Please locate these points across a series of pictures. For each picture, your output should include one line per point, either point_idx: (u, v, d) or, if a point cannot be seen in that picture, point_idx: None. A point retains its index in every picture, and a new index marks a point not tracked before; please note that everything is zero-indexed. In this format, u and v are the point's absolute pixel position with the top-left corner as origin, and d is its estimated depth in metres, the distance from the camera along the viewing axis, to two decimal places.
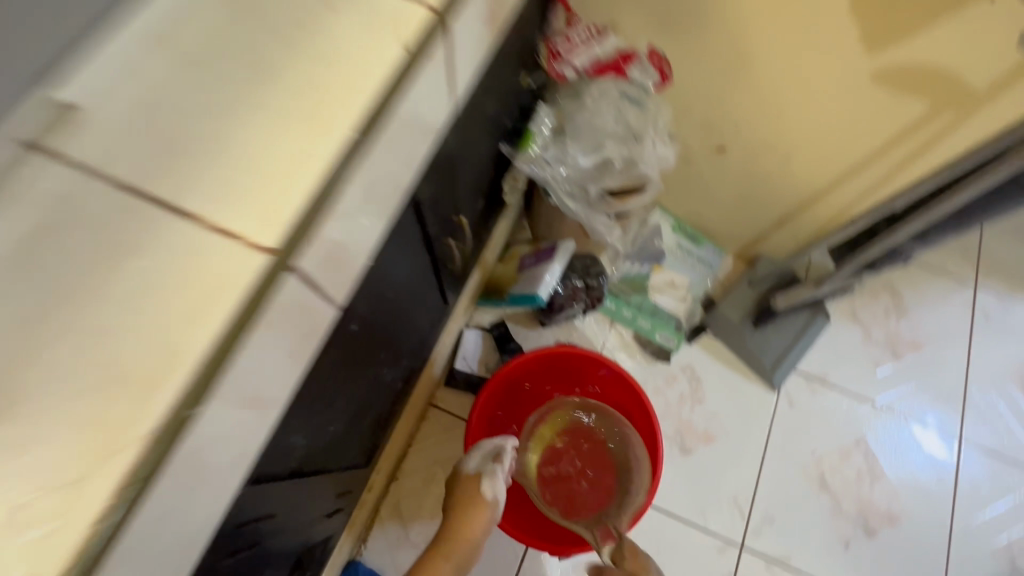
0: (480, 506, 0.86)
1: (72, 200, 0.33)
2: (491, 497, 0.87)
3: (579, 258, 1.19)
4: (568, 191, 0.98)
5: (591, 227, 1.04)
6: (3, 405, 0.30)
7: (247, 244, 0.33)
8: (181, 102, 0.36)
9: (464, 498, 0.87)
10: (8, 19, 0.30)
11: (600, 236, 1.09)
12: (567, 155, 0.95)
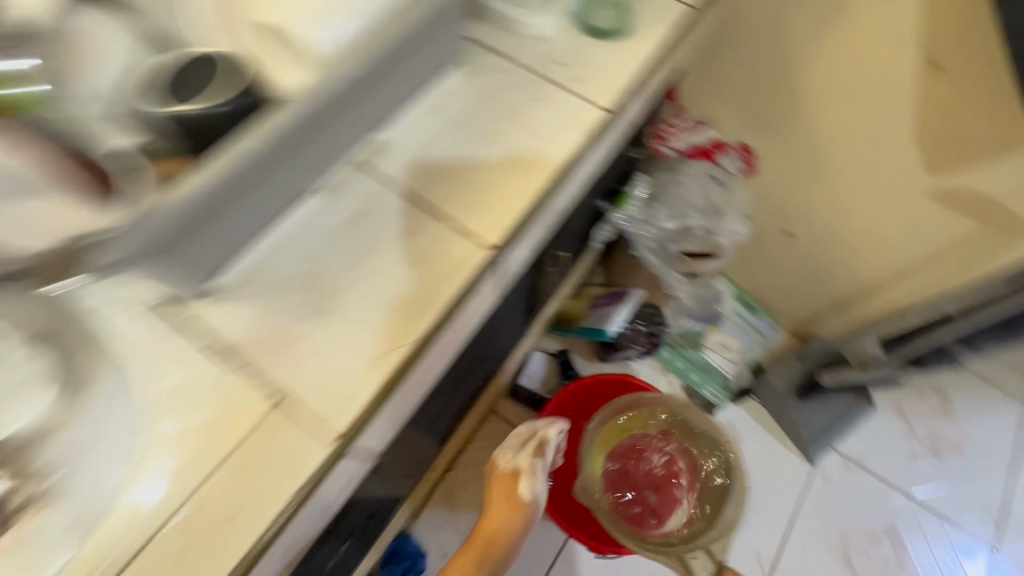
0: (519, 505, 0.77)
1: (377, 199, 0.55)
2: (531, 497, 0.79)
3: (647, 306, 1.34)
4: (651, 247, 1.17)
5: (664, 279, 1.22)
6: (332, 312, 0.50)
7: (476, 243, 0.53)
8: (443, 151, 0.58)
9: (500, 501, 0.78)
10: (378, 95, 0.53)
11: (671, 288, 1.26)
12: (655, 219, 1.13)
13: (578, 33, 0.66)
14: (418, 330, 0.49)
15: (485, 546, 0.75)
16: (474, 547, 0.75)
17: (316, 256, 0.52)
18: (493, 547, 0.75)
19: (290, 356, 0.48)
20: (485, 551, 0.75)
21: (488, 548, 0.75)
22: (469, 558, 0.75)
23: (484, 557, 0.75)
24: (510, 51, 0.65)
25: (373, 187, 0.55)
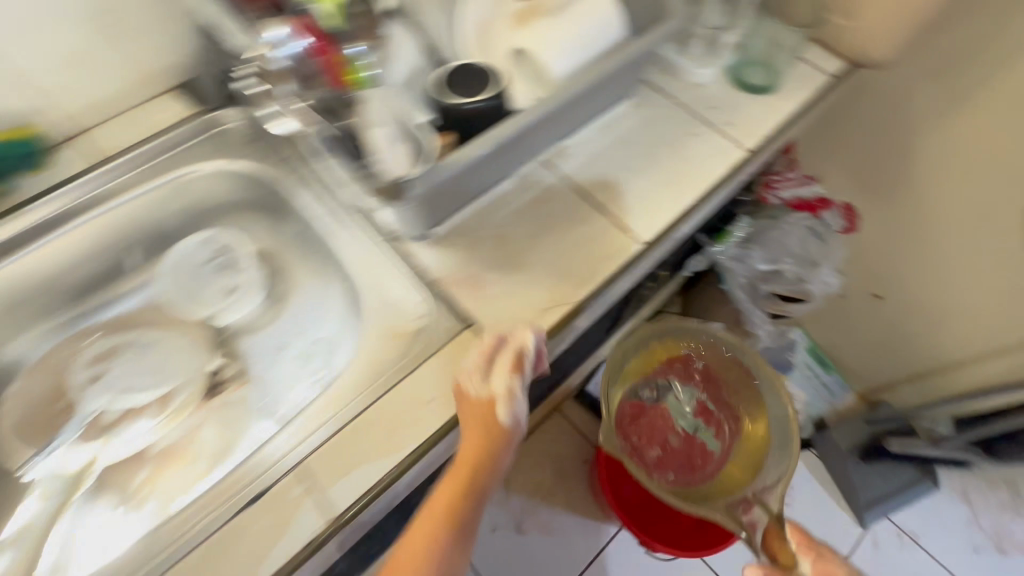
0: (491, 398, 0.54)
1: (556, 190, 0.70)
2: (512, 421, 0.56)
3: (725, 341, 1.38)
4: (741, 284, 1.22)
5: (748, 316, 1.27)
6: (515, 269, 0.64)
7: (632, 237, 0.66)
8: (611, 163, 0.72)
9: (474, 411, 0.54)
10: (577, 112, 0.68)
11: (750, 326, 1.31)
12: (751, 257, 1.18)
13: (731, 86, 0.79)
14: (581, 293, 0.62)
15: (467, 470, 0.53)
16: (454, 473, 0.54)
17: (506, 225, 0.67)
18: (478, 464, 0.53)
19: (482, 294, 0.62)
20: (470, 472, 0.53)
21: (477, 466, 0.53)
22: (444, 497, 0.53)
23: (468, 479, 0.53)
24: (671, 92, 0.79)
25: (554, 181, 0.70)
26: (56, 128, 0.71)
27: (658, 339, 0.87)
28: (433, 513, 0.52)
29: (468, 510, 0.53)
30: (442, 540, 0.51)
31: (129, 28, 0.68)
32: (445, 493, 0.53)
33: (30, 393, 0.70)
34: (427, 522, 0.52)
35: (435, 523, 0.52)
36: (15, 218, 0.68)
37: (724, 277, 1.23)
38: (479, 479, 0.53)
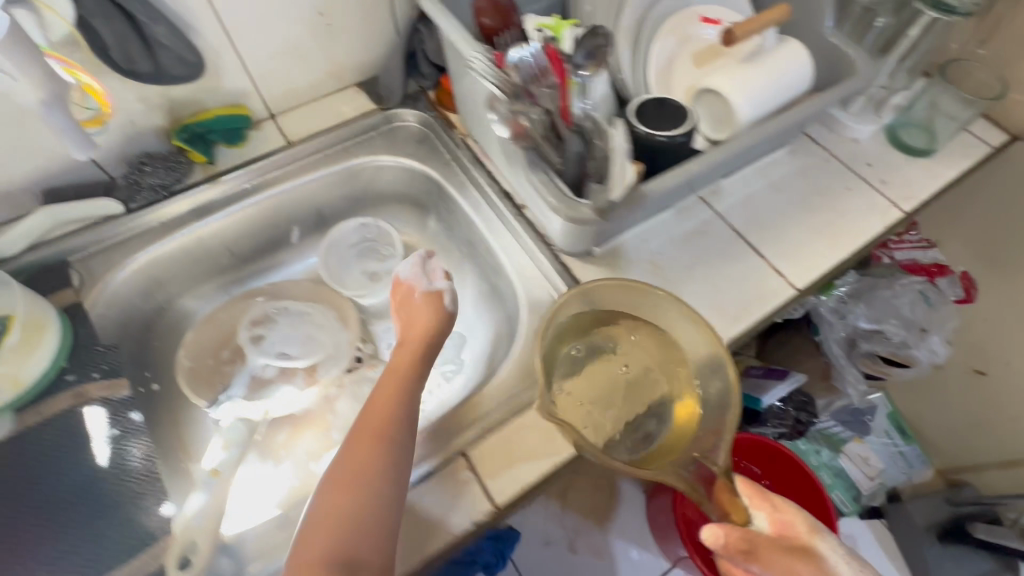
0: (440, 307, 0.62)
1: (711, 225, 0.71)
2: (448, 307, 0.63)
3: (801, 393, 1.34)
4: (837, 339, 1.19)
5: (840, 374, 1.23)
6: (669, 295, 0.66)
7: (788, 282, 0.67)
8: (766, 205, 0.74)
9: (419, 331, 0.60)
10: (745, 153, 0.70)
11: (843, 385, 1.26)
12: (852, 314, 1.15)
13: (890, 146, 0.80)
14: (734, 330, 0.64)
15: (398, 379, 0.55)
16: (368, 418, 0.51)
17: (662, 253, 0.69)
18: (412, 365, 0.57)
19: None
20: (395, 390, 0.53)
21: (420, 368, 0.57)
22: (376, 404, 0.52)
23: (400, 380, 0.55)
24: (827, 144, 0.80)
25: (710, 216, 0.72)
26: (258, 107, 0.78)
27: (582, 308, 0.56)
28: (370, 411, 0.51)
29: (410, 403, 0.53)
30: (379, 437, 0.49)
31: (339, 25, 0.75)
32: (383, 397, 0.53)
33: (199, 342, 0.76)
34: (371, 423, 0.50)
35: (356, 477, 0.46)
36: (213, 183, 0.74)
37: (820, 330, 1.22)
38: (419, 375, 0.56)
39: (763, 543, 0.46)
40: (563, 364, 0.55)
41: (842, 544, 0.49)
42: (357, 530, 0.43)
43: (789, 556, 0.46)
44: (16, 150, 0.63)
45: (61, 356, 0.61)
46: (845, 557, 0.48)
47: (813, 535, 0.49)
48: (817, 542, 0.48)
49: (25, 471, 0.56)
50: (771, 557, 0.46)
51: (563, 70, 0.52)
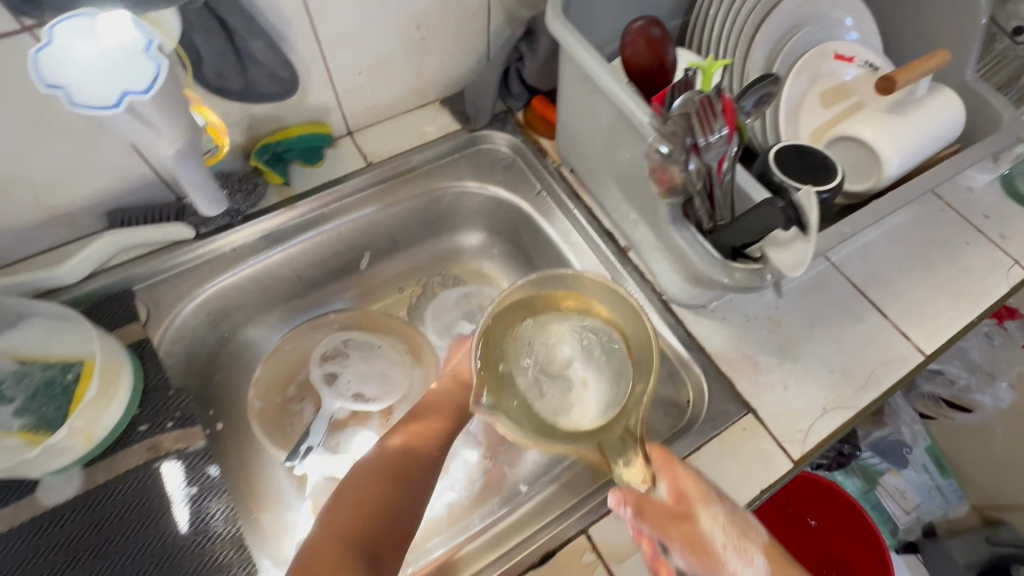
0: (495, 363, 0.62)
1: (829, 278, 0.67)
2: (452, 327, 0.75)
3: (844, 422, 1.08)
4: None
5: (894, 414, 1.07)
6: (792, 355, 0.61)
7: (915, 347, 0.63)
8: (884, 258, 0.69)
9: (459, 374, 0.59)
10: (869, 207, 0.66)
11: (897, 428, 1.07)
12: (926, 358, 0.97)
13: (1007, 197, 0.74)
14: (863, 400, 0.59)
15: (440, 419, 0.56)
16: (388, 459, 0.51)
17: (779, 308, 0.64)
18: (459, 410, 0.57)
19: (762, 380, 0.60)
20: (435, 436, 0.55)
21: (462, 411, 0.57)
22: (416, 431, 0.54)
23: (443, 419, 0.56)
24: (940, 191, 0.75)
25: (825, 268, 0.68)
26: (337, 124, 0.71)
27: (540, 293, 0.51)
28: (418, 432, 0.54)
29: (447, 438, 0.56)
30: (411, 473, 0.50)
31: (433, 40, 0.68)
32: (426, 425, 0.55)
33: (267, 377, 0.70)
34: (405, 456, 0.52)
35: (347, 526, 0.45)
36: (288, 208, 0.68)
37: None
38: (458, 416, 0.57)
39: (650, 511, 0.40)
40: (520, 342, 0.50)
41: (726, 511, 0.42)
42: (382, 532, 0.46)
43: (670, 523, 0.40)
44: (86, 169, 0.57)
45: (134, 403, 0.55)
46: (728, 527, 0.41)
47: (698, 500, 0.42)
48: (696, 508, 0.41)
49: (96, 536, 0.50)
50: (654, 521, 0.40)
51: (733, 119, 0.46)
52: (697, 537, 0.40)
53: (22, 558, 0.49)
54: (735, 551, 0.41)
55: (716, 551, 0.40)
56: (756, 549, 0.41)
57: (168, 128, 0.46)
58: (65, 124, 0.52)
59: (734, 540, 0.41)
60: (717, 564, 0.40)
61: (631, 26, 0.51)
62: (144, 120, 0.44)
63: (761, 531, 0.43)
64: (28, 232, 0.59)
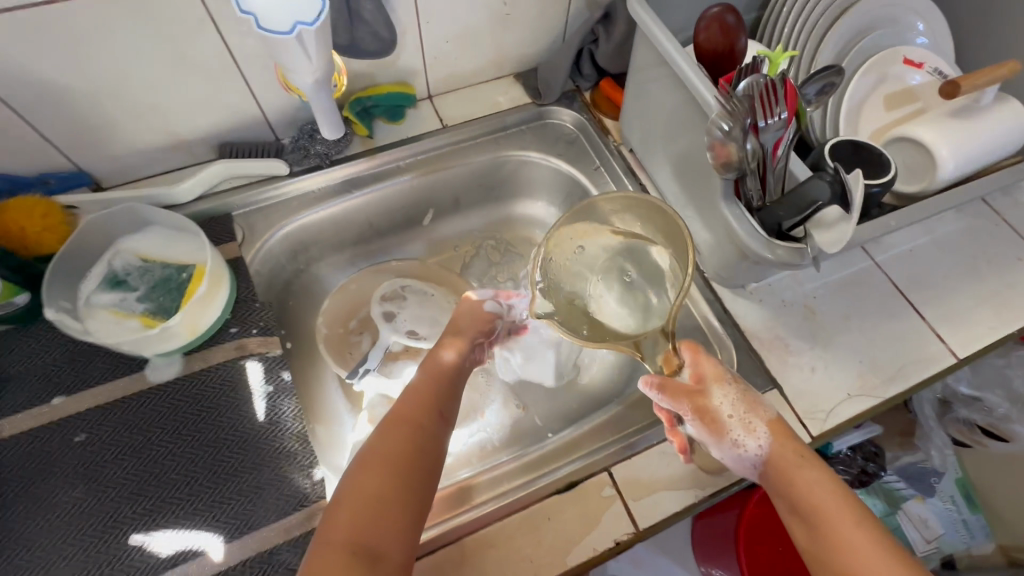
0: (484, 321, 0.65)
1: (871, 276, 0.69)
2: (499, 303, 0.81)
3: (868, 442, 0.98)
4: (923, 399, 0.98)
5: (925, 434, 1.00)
6: (824, 342, 0.64)
7: (949, 350, 0.65)
8: (930, 263, 0.70)
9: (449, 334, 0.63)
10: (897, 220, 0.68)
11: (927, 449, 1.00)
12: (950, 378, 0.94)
13: None
14: (888, 391, 0.62)
15: (425, 395, 0.55)
16: (379, 450, 0.48)
17: (817, 297, 0.67)
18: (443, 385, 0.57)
19: (791, 361, 0.63)
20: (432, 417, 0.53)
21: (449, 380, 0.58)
22: (406, 417, 0.52)
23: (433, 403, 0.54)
24: (999, 206, 0.75)
25: (868, 266, 0.70)
26: (420, 87, 0.78)
27: (587, 223, 0.58)
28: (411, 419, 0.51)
29: (443, 412, 0.54)
30: (416, 466, 0.48)
31: (518, 17, 0.74)
32: (413, 408, 0.53)
33: (333, 308, 0.78)
34: (395, 445, 0.49)
35: (354, 512, 0.44)
36: (369, 157, 0.75)
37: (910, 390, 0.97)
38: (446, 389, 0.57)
39: (673, 389, 0.52)
40: (578, 261, 0.58)
41: (737, 390, 0.53)
42: (385, 526, 0.44)
43: (686, 396, 0.52)
44: (210, 104, 0.65)
45: (228, 308, 0.64)
46: (737, 406, 0.52)
47: (714, 380, 0.53)
48: (709, 386, 0.52)
49: (188, 413, 0.59)
50: (675, 394, 0.52)
51: (790, 105, 0.50)
52: (707, 407, 0.52)
53: (130, 419, 0.58)
54: (739, 420, 0.51)
55: (723, 419, 0.51)
56: (758, 420, 0.51)
57: (315, 59, 0.54)
58: (201, 62, 0.60)
59: (740, 413, 0.52)
60: (721, 428, 0.51)
61: (706, 13, 0.55)
62: (303, 47, 0.52)
63: (768, 410, 0.52)
64: (154, 153, 0.68)
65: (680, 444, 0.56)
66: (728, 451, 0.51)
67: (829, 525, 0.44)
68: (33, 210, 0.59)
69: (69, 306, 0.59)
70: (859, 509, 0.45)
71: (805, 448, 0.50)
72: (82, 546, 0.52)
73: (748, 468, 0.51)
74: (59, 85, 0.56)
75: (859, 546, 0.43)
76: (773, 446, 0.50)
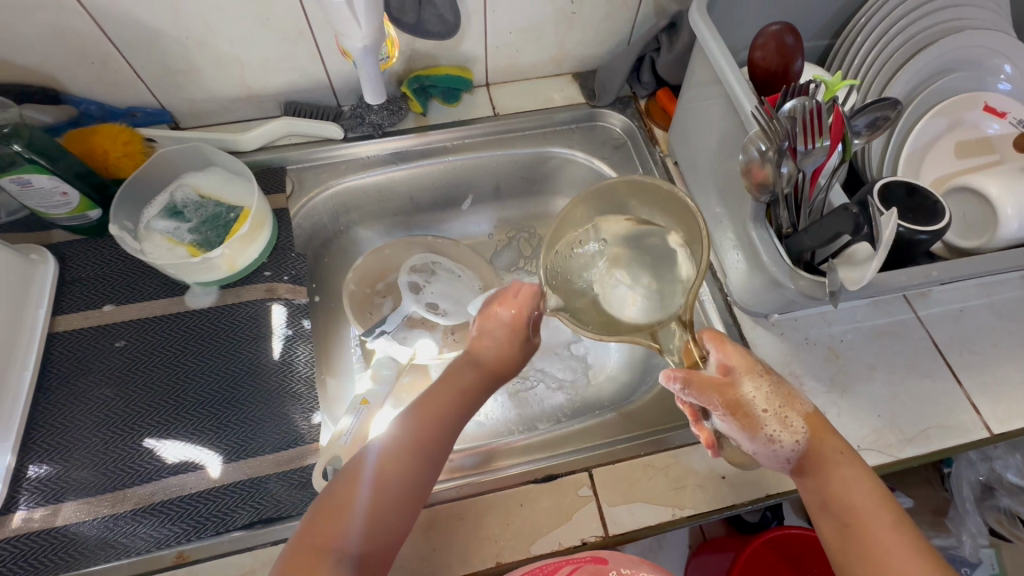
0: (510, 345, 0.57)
1: (909, 329, 0.65)
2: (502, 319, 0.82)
3: None
4: (966, 480, 0.87)
5: (957, 521, 0.88)
6: (842, 388, 0.61)
7: (984, 423, 0.60)
8: (982, 328, 0.65)
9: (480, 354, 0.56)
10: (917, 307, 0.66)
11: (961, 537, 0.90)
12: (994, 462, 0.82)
13: None
14: (902, 452, 0.58)
15: (443, 403, 0.53)
16: (396, 453, 0.49)
17: (844, 340, 0.64)
18: (465, 394, 0.55)
19: None
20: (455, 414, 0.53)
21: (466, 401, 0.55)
22: (426, 424, 0.51)
23: (451, 409, 0.53)
24: None
25: (909, 319, 0.66)
26: (479, 73, 0.81)
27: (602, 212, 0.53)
28: (430, 420, 0.52)
29: (454, 426, 0.53)
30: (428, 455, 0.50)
31: (582, 18, 0.74)
32: (429, 423, 0.51)
33: (363, 270, 0.80)
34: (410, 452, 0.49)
35: (382, 508, 0.46)
36: (420, 133, 0.78)
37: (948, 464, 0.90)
38: (462, 409, 0.54)
39: (702, 380, 0.45)
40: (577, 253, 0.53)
41: (771, 383, 0.47)
42: (405, 514, 0.47)
43: (718, 388, 0.46)
44: (283, 64, 0.71)
45: (265, 253, 0.69)
46: (769, 398, 0.47)
47: (745, 371, 0.47)
48: (740, 377, 0.47)
49: (208, 341, 0.64)
50: (706, 387, 0.45)
51: (837, 131, 0.49)
52: (739, 402, 0.46)
53: (159, 337, 0.63)
54: (774, 415, 0.47)
55: (758, 414, 0.46)
56: (795, 415, 0.47)
57: (364, 24, 0.54)
58: (279, 24, 0.65)
59: (775, 408, 0.47)
60: (755, 423, 0.47)
61: (765, 30, 0.54)
62: (354, 13, 0.52)
63: (805, 404, 0.49)
64: (228, 103, 0.74)
65: (705, 439, 0.50)
66: (762, 447, 0.47)
67: (860, 528, 0.45)
68: (118, 136, 0.65)
69: (131, 227, 0.66)
70: (891, 509, 0.46)
71: (844, 444, 0.48)
72: (104, 439, 0.58)
73: (780, 464, 0.48)
74: (154, 30, 0.63)
75: (890, 549, 0.44)
76: (808, 442, 0.47)
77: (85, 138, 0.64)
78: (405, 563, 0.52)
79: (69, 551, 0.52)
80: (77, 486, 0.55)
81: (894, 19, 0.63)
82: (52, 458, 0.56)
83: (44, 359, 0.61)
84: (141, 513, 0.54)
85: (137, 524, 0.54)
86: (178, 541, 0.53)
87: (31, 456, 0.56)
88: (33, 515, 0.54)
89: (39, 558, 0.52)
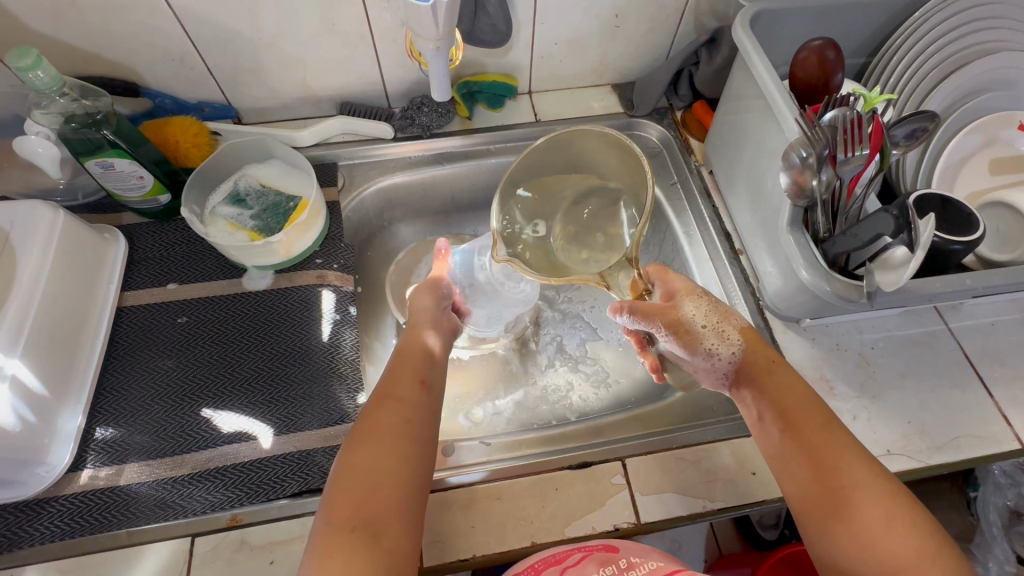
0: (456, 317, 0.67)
1: (941, 340, 0.66)
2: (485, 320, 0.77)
3: None
4: (991, 503, 0.86)
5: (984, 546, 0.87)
6: (873, 394, 0.62)
7: (1016, 434, 0.60)
8: (1014, 342, 0.66)
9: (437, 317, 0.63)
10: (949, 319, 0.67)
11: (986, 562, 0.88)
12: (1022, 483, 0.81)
13: None
14: (932, 458, 0.59)
15: (416, 371, 0.54)
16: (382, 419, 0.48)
17: (874, 348, 0.65)
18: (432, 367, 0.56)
19: (832, 404, 0.62)
20: (428, 379, 0.54)
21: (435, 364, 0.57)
22: (402, 392, 0.51)
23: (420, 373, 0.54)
24: None
25: (939, 331, 0.67)
26: (522, 82, 0.85)
27: (558, 167, 0.60)
28: (405, 389, 0.51)
29: (428, 393, 0.52)
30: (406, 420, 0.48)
31: (626, 31, 0.78)
32: (405, 387, 0.51)
33: (404, 263, 0.84)
34: (388, 418, 0.48)
35: (358, 470, 0.43)
36: (464, 136, 0.82)
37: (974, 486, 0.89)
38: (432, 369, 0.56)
39: (644, 308, 0.54)
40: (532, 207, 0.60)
41: (710, 303, 0.55)
42: (387, 482, 0.44)
43: (663, 311, 0.54)
44: (343, 66, 0.75)
45: (317, 242, 0.73)
46: (705, 316, 0.54)
47: (683, 293, 0.56)
48: (680, 298, 0.55)
49: (257, 322, 0.68)
50: (647, 314, 0.54)
51: (875, 141, 0.52)
52: (679, 321, 0.54)
53: (215, 316, 0.68)
54: (711, 330, 0.54)
55: (697, 330, 0.54)
56: (731, 329, 0.54)
57: (438, 28, 0.58)
58: (344, 28, 0.70)
59: (713, 324, 0.54)
60: (692, 337, 0.54)
61: (807, 45, 0.57)
62: (434, 18, 0.56)
63: (741, 319, 0.55)
64: (288, 101, 0.79)
65: (650, 363, 0.64)
66: (704, 360, 0.55)
67: (802, 434, 0.47)
68: (188, 128, 0.70)
69: (198, 211, 0.70)
70: (861, 453, 0.45)
71: (775, 353, 0.53)
72: (163, 408, 0.61)
73: (722, 377, 0.55)
74: (232, 31, 0.68)
75: (862, 488, 0.43)
76: (746, 354, 0.53)
77: (160, 128, 0.69)
78: (445, 535, 0.54)
79: (130, 509, 0.56)
80: (138, 449, 0.59)
81: (930, 39, 0.65)
82: (117, 422, 0.60)
83: (111, 332, 0.65)
84: (197, 477, 0.58)
85: (194, 487, 0.57)
86: (231, 505, 0.56)
87: (99, 419, 0.60)
88: (99, 473, 0.57)
89: (103, 513, 0.55)
